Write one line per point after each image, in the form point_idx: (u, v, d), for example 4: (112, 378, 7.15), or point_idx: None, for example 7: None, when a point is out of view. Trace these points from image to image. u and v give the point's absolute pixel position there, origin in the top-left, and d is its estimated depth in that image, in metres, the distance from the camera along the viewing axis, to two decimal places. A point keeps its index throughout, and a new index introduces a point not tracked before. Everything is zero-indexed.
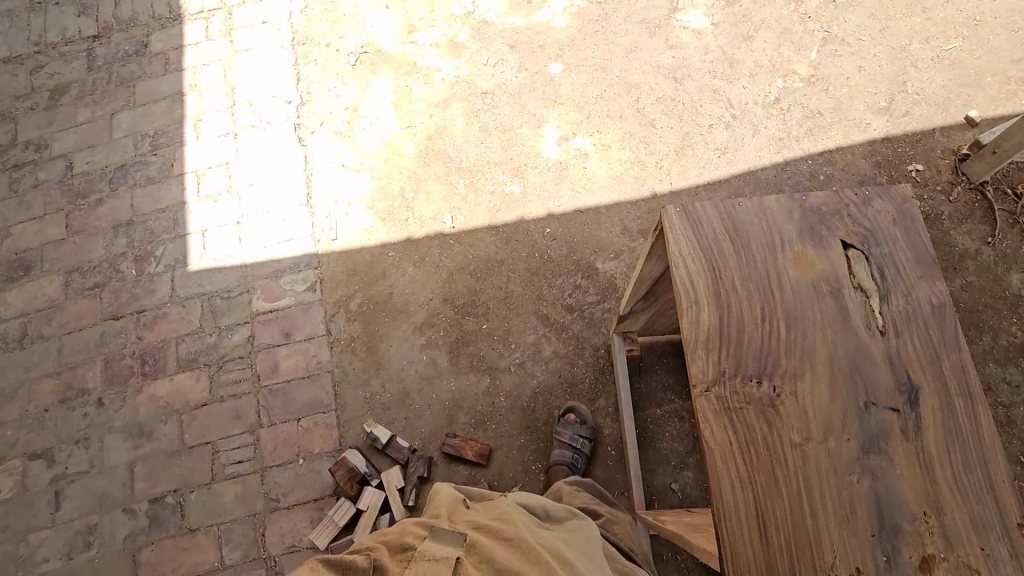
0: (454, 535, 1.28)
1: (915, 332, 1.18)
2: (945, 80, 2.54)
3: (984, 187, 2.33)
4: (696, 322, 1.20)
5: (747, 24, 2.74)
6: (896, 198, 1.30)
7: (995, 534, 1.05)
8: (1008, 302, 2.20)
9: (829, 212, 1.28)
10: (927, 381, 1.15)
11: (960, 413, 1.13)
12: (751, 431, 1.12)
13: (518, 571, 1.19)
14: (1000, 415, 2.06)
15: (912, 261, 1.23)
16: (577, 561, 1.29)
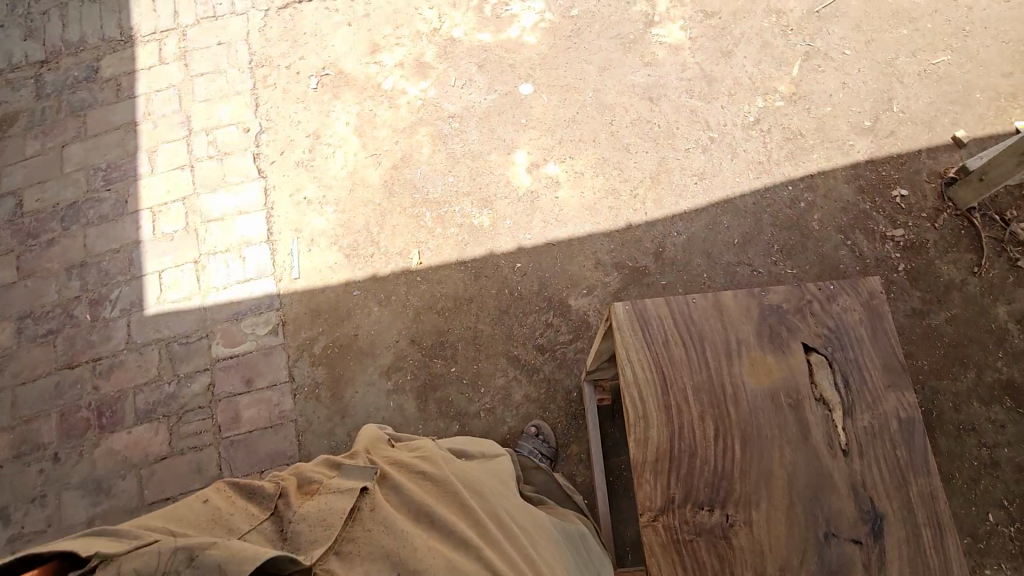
0: (366, 470, 1.34)
1: (880, 453, 1.30)
2: (932, 96, 2.42)
3: (971, 214, 2.24)
4: (643, 441, 1.32)
5: (726, 38, 2.61)
6: (862, 295, 1.43)
7: None
8: (994, 336, 2.11)
9: (798, 313, 1.41)
10: (894, 510, 1.26)
11: (926, 544, 1.24)
12: (701, 567, 1.22)
13: (424, 503, 1.29)
14: (985, 457, 1.99)
15: (876, 367, 1.36)
16: (486, 497, 1.41)
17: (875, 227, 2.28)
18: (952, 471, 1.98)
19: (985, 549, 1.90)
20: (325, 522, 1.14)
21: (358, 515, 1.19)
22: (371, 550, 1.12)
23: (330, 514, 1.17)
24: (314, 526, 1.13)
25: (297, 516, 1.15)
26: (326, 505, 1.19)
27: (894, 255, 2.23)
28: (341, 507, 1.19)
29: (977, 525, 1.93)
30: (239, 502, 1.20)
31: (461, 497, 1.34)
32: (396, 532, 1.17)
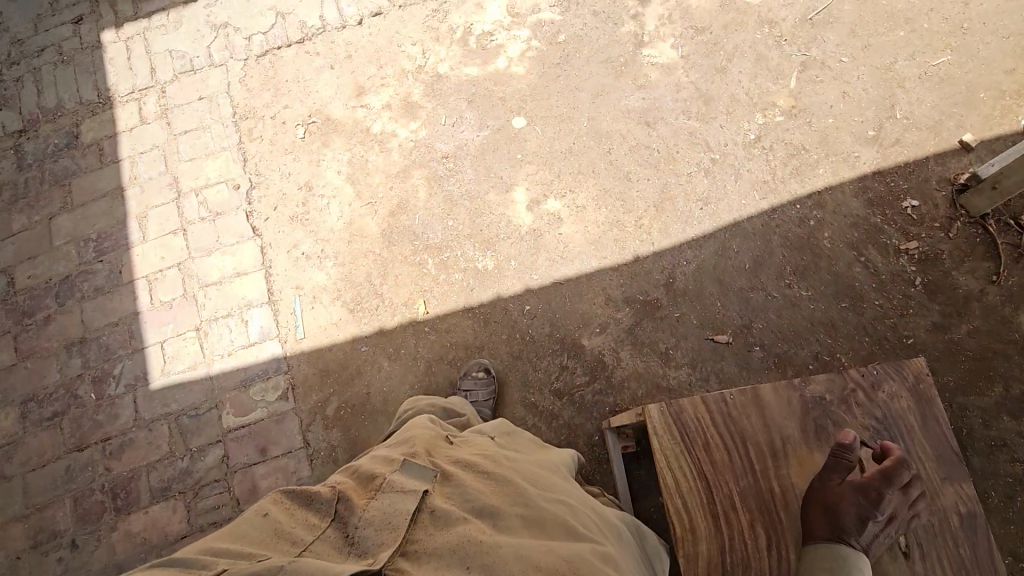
0: (425, 470, 1.30)
1: (943, 550, 1.29)
2: (935, 99, 2.37)
3: (984, 221, 2.20)
4: (693, 555, 1.35)
5: (719, 54, 2.55)
6: (907, 379, 1.46)
7: None
8: (1019, 346, 2.07)
9: (843, 405, 1.45)
10: None
11: None
12: None
13: (492, 504, 1.23)
14: (1019, 472, 1.96)
15: (929, 457, 1.38)
16: (549, 493, 1.35)
17: (888, 240, 2.23)
18: (986, 489, 1.96)
19: None
20: (388, 526, 1.11)
21: (419, 517, 1.16)
22: (438, 551, 1.08)
23: (396, 516, 1.13)
24: (379, 530, 1.10)
25: (362, 520, 1.12)
26: (390, 506, 1.16)
27: (910, 269, 2.19)
28: (404, 508, 1.15)
29: (1019, 545, 1.89)
30: (299, 512, 1.19)
31: (527, 493, 1.30)
32: (462, 534, 1.13)
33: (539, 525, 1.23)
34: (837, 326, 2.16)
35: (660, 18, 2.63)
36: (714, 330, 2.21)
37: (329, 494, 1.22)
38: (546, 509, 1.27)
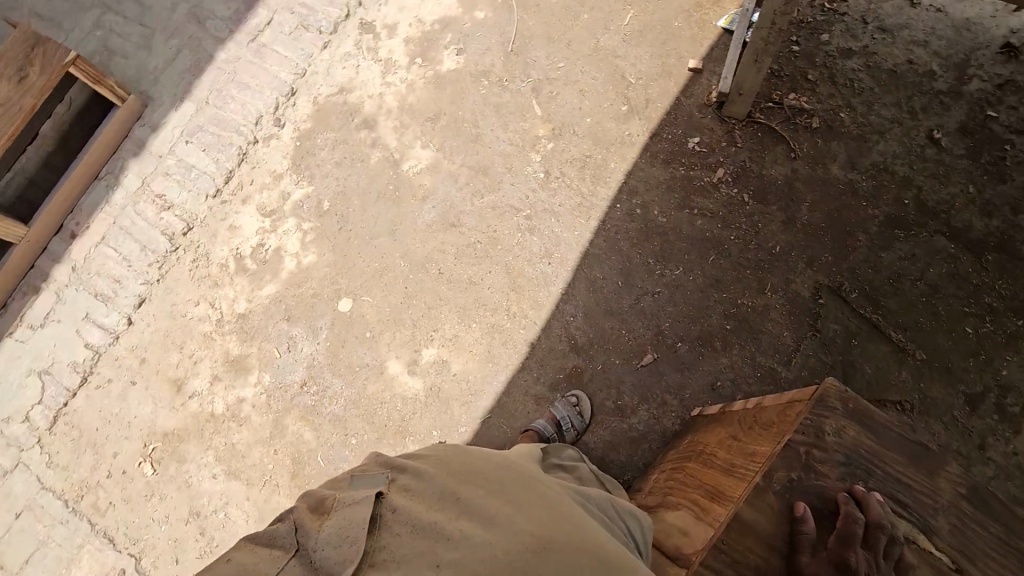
0: (376, 474, 1.16)
1: (988, 550, 1.04)
2: (648, 49, 2.61)
3: (753, 116, 2.46)
4: None
5: (465, 127, 2.62)
6: (833, 401, 1.14)
7: None
8: (849, 191, 2.31)
9: (813, 474, 1.09)
10: None
11: None
12: None
13: (449, 483, 1.13)
14: (923, 287, 2.14)
15: (912, 462, 1.10)
16: (510, 461, 1.25)
17: (701, 181, 2.39)
18: (916, 319, 2.10)
19: (990, 356, 2.03)
20: (347, 540, 0.99)
21: (381, 523, 1.04)
22: (401, 560, 0.97)
23: (352, 529, 1.00)
24: (339, 545, 0.98)
25: (319, 541, 0.99)
26: (346, 519, 1.02)
27: (734, 193, 2.36)
28: (360, 517, 1.02)
29: (968, 342, 2.05)
30: (262, 550, 1.01)
31: (487, 466, 1.20)
32: (425, 528, 1.02)
33: (504, 494, 1.13)
34: (720, 279, 2.24)
35: (397, 130, 2.66)
36: (638, 356, 2.20)
37: (286, 524, 1.05)
38: (504, 473, 1.19)
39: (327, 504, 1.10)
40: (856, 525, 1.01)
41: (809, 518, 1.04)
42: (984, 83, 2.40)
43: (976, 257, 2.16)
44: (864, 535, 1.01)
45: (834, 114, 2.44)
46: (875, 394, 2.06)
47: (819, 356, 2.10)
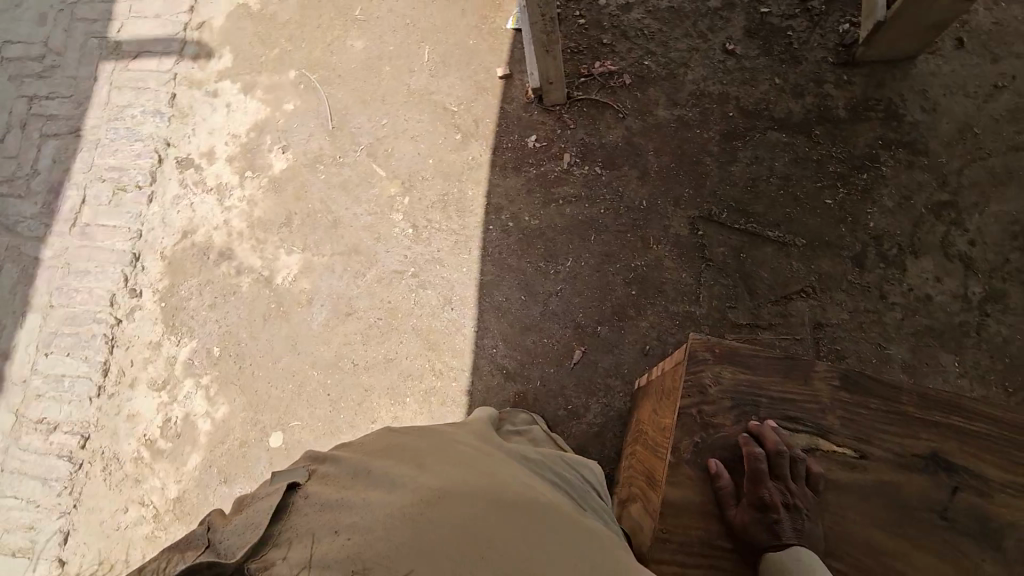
0: (296, 472, 1.16)
1: (864, 421, 1.31)
2: (456, 75, 2.67)
3: (573, 96, 2.58)
4: None
5: (320, 217, 2.58)
6: (708, 357, 1.40)
7: None
8: (682, 127, 2.49)
9: (712, 428, 1.34)
10: (925, 434, 1.29)
11: (961, 418, 1.29)
12: None
13: (363, 467, 1.12)
14: (776, 182, 2.38)
15: (786, 378, 1.36)
16: (433, 442, 1.26)
17: (554, 173, 2.50)
18: (786, 213, 2.34)
19: (850, 215, 2.31)
20: (252, 526, 0.96)
21: (291, 507, 1.03)
22: (302, 534, 0.95)
23: (256, 516, 0.99)
24: (242, 532, 0.95)
25: (224, 530, 0.97)
26: (254, 510, 1.01)
27: (586, 170, 2.49)
28: (268, 505, 1.01)
29: (830, 212, 2.32)
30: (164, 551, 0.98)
31: (405, 449, 1.20)
32: (331, 505, 1.01)
33: (416, 467, 1.12)
34: (609, 252, 2.37)
35: (255, 248, 2.58)
36: (569, 356, 2.26)
37: (198, 527, 1.01)
38: (422, 452, 1.19)
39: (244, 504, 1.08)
40: (758, 461, 1.26)
41: (723, 470, 1.28)
42: None
43: (807, 140, 2.41)
44: (767, 466, 1.25)
45: (639, 64, 2.59)
46: (780, 291, 2.27)
47: (724, 281, 2.30)
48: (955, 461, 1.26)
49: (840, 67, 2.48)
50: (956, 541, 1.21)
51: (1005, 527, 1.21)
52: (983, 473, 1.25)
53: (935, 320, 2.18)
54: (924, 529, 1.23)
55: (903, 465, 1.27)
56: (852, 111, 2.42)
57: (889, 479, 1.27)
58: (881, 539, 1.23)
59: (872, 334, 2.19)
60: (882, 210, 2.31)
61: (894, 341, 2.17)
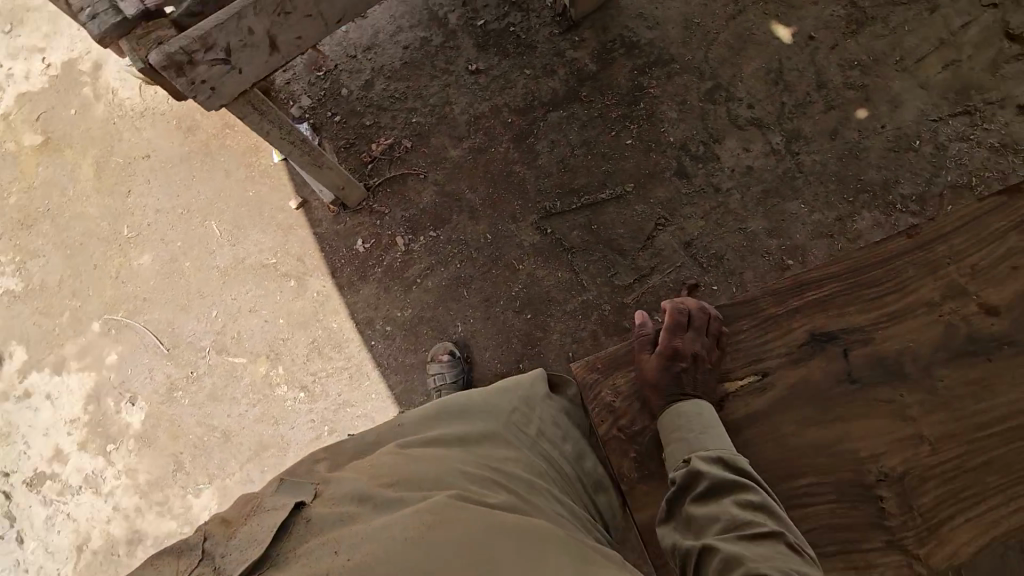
0: (304, 484, 1.05)
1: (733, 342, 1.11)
2: (253, 231, 2.56)
3: (371, 184, 2.56)
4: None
5: (208, 440, 2.35)
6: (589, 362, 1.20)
7: (929, 241, 1.09)
8: (478, 155, 2.55)
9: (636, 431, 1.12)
10: (795, 320, 1.09)
11: (819, 282, 1.11)
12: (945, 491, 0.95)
13: (372, 487, 0.99)
14: (580, 152, 2.50)
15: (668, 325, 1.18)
16: (448, 454, 1.10)
17: (398, 260, 2.47)
18: (605, 171, 2.48)
19: (651, 143, 2.48)
20: (255, 542, 0.91)
21: (293, 530, 0.94)
22: (299, 562, 0.87)
23: (256, 539, 0.92)
24: (244, 547, 0.91)
25: (227, 549, 0.91)
26: (256, 530, 0.94)
27: (423, 240, 2.49)
28: (273, 525, 0.94)
29: (637, 150, 2.48)
30: (163, 560, 0.93)
31: (416, 463, 1.06)
32: (333, 533, 0.91)
33: (422, 490, 0.99)
34: (490, 296, 2.40)
35: (160, 513, 2.30)
36: None
37: (195, 534, 0.96)
38: (433, 468, 1.04)
39: (251, 503, 1.01)
40: (676, 314, 1.16)
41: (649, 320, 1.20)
42: (453, 10, 2.71)
43: (582, 103, 2.55)
44: (685, 319, 1.13)
45: (410, 125, 2.61)
46: (642, 237, 2.41)
47: (594, 258, 2.40)
48: (853, 309, 1.08)
49: (568, 34, 2.64)
50: (892, 403, 1.01)
51: (940, 345, 1.03)
52: (885, 305, 1.06)
53: (766, 181, 2.39)
54: (868, 401, 1.02)
55: (809, 347, 1.07)
56: (600, 61, 2.59)
57: (805, 371, 1.05)
58: (827, 447, 1.00)
59: (729, 224, 2.37)
60: (673, 123, 2.49)
61: (748, 219, 2.36)
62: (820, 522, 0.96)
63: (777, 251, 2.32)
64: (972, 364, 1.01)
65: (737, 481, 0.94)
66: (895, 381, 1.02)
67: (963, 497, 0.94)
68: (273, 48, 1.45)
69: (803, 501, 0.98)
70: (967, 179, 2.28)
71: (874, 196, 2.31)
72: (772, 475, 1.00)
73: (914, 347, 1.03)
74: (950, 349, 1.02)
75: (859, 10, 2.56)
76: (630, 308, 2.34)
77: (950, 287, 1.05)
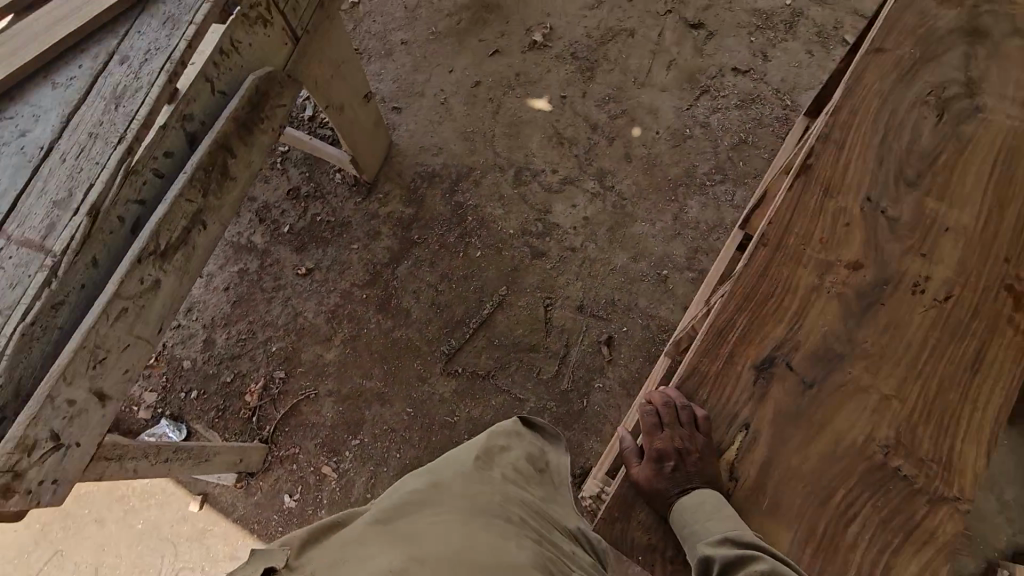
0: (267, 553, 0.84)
1: (705, 409, 1.09)
2: (164, 561, 2.17)
3: (267, 435, 2.33)
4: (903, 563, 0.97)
5: None
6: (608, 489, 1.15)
7: (785, 233, 1.16)
8: (353, 345, 2.45)
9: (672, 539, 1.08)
10: (737, 363, 1.10)
11: (732, 317, 1.13)
12: (929, 425, 1.03)
13: (348, 553, 0.84)
14: (444, 287, 2.52)
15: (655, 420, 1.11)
16: (424, 507, 0.98)
17: (336, 490, 2.25)
18: (474, 290, 2.52)
19: (497, 245, 2.58)
20: None
21: None
22: None
23: None
24: None
25: None
26: None
27: (349, 454, 2.30)
28: None
29: (489, 257, 2.56)
30: None
31: (392, 523, 0.93)
32: None
33: (403, 542, 0.85)
34: None
35: None
36: None
37: None
38: (411, 525, 0.92)
39: None
40: (647, 417, 1.12)
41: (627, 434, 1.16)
42: (253, 232, 2.65)
43: (419, 246, 2.59)
44: (658, 419, 1.09)
45: (272, 355, 2.45)
46: (541, 326, 2.45)
47: (515, 369, 2.40)
48: (766, 327, 1.12)
49: (373, 195, 2.68)
50: (851, 379, 1.07)
51: (845, 315, 1.10)
52: (787, 309, 1.12)
53: (605, 221, 2.58)
54: (833, 398, 1.06)
55: (760, 382, 1.09)
56: (412, 202, 2.66)
57: (772, 405, 1.07)
58: (830, 451, 1.04)
59: (601, 271, 2.51)
60: (503, 218, 2.62)
61: (612, 259, 2.53)
62: (873, 525, 0.99)
63: (649, 271, 2.50)
64: (877, 314, 1.10)
65: (745, 555, 0.91)
66: (837, 367, 1.08)
67: (947, 424, 1.03)
68: (103, 399, 1.29)
69: (850, 519, 1.00)
70: (738, 137, 2.66)
71: (687, 186, 2.61)
72: (809, 511, 1.02)
73: (831, 329, 1.10)
74: (855, 314, 1.10)
75: (592, 61, 2.85)
76: (571, 391, 2.36)
77: (818, 264, 1.14)
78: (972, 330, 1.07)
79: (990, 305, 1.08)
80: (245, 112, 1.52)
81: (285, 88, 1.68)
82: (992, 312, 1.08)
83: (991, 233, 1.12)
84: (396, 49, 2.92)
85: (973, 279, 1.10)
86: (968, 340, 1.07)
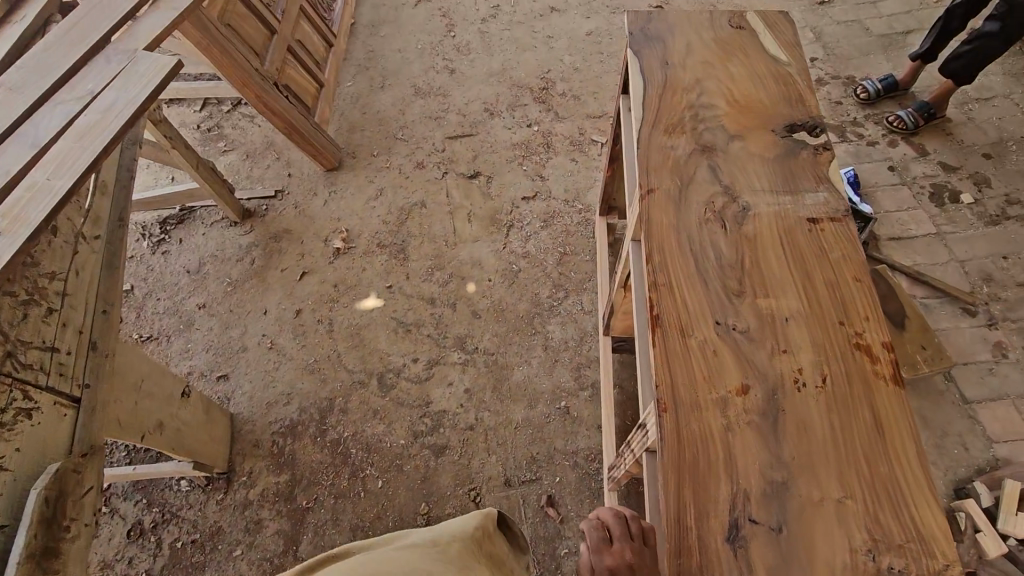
0: None
1: None
2: None
3: None
4: None
5: None
6: None
7: (676, 392, 1.18)
8: None
9: None
10: (710, 545, 1.04)
11: (681, 499, 1.08)
12: (883, 505, 1.07)
13: None
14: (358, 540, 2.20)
15: None
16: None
17: None
18: (393, 525, 2.23)
19: (396, 464, 2.35)
20: None
21: None
22: None
23: None
24: None
25: None
26: None
27: None
28: None
29: (393, 481, 2.32)
30: None
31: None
32: None
33: None
34: None
35: None
36: None
37: None
38: None
39: None
40: (594, 531, 1.19)
41: None
42: None
43: (312, 511, 2.25)
44: None
45: None
46: None
47: None
48: (711, 490, 1.09)
49: (235, 482, 2.32)
50: (805, 501, 1.07)
51: (765, 440, 1.13)
52: (718, 463, 1.11)
53: (486, 384, 2.51)
54: (802, 529, 1.05)
55: (739, 552, 1.04)
56: (283, 467, 2.34)
57: (763, 568, 1.02)
58: None
59: (509, 435, 2.41)
60: (388, 432, 2.42)
61: (512, 417, 2.44)
62: None
63: (551, 410, 2.45)
64: (786, 424, 1.14)
65: None
66: (788, 494, 1.08)
67: (895, 494, 1.08)
68: None
69: None
70: (559, 252, 2.84)
71: (540, 314, 2.67)
72: None
73: (762, 460, 1.11)
74: (770, 435, 1.13)
75: (400, 242, 2.87)
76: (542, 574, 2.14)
77: (716, 404, 1.16)
78: (857, 399, 1.16)
79: (854, 368, 1.19)
80: (43, 534, 1.20)
81: (84, 468, 1.39)
82: (860, 371, 1.19)
83: (816, 306, 1.27)
84: (195, 316, 2.67)
85: (830, 351, 1.21)
86: (860, 407, 1.15)
